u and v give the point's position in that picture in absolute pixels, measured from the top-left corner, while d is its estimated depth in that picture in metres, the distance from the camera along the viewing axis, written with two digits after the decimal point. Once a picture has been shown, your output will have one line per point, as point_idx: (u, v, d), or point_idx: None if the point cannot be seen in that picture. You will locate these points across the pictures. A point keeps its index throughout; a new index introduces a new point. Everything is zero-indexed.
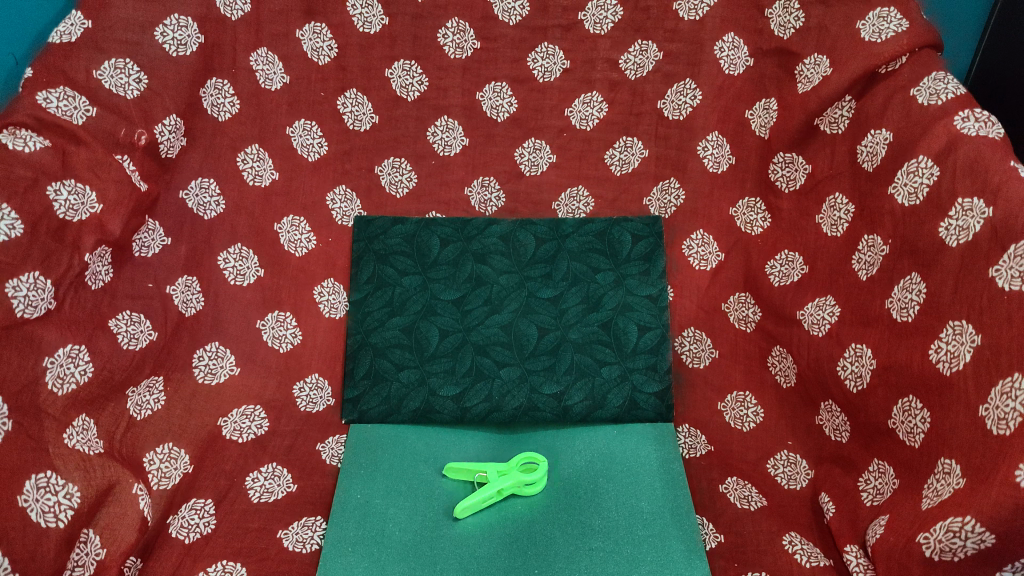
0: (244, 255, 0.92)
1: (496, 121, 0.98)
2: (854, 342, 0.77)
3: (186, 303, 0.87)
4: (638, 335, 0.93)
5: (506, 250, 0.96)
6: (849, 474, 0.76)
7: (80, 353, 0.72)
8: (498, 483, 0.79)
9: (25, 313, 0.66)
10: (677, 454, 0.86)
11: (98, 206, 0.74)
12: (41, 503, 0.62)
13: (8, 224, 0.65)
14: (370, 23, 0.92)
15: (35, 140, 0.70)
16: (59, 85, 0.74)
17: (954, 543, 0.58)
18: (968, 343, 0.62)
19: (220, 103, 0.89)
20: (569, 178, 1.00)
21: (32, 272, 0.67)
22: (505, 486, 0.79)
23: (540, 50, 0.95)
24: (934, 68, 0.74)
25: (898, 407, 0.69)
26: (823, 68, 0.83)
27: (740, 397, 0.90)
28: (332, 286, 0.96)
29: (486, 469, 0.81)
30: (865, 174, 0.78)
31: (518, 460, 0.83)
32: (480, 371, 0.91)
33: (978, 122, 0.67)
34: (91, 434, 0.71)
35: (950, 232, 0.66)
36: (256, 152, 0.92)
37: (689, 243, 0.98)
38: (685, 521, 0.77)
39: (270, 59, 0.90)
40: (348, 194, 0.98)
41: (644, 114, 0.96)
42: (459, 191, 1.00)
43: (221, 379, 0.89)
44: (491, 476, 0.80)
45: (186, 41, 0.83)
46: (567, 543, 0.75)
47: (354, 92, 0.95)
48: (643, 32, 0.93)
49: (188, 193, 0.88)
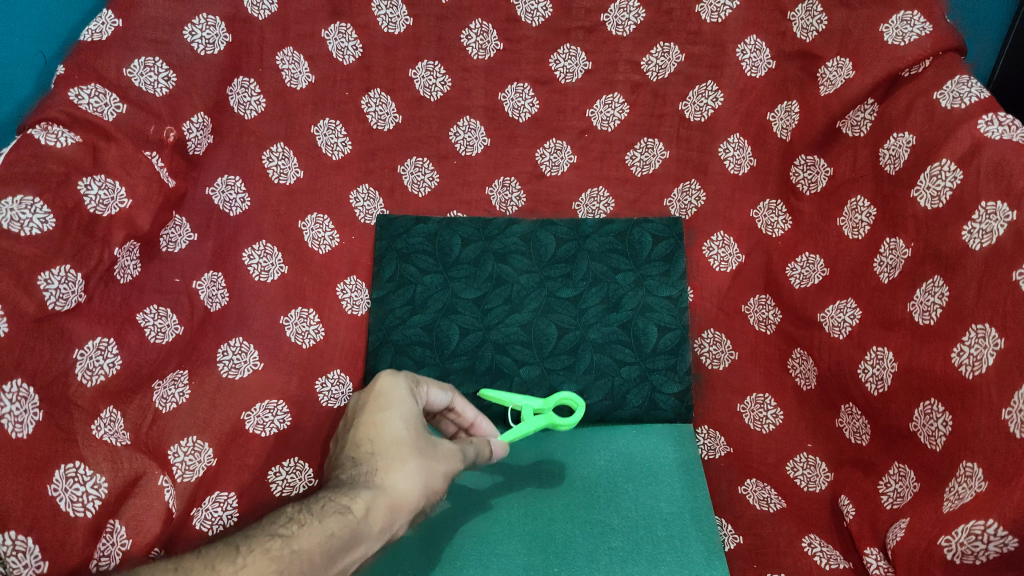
0: (269, 252, 0.92)
1: (518, 122, 1.00)
2: (875, 344, 0.77)
3: (212, 297, 0.86)
4: (657, 336, 0.92)
5: (526, 250, 0.97)
6: (868, 476, 0.75)
7: (109, 345, 0.73)
8: (533, 422, 0.82)
9: (57, 305, 0.67)
10: (696, 454, 0.86)
11: (127, 201, 0.75)
12: (70, 493, 0.63)
13: (41, 217, 0.67)
14: (394, 24, 0.96)
15: (67, 136, 0.72)
16: (91, 82, 0.76)
17: (976, 547, 0.58)
18: (991, 346, 0.62)
19: (247, 101, 0.91)
20: (590, 178, 1.00)
21: (63, 266, 0.68)
22: (538, 424, 0.82)
23: (562, 51, 0.98)
24: (958, 71, 0.74)
25: (920, 410, 0.69)
26: (846, 71, 0.83)
27: (759, 399, 0.90)
28: (354, 282, 0.97)
29: (519, 405, 0.84)
30: (888, 177, 0.78)
31: (553, 402, 0.86)
32: (500, 369, 0.91)
33: (1002, 126, 0.67)
34: (118, 426, 0.72)
35: (974, 235, 0.66)
36: (281, 150, 0.94)
37: (710, 244, 0.97)
38: (704, 521, 0.79)
39: (296, 58, 0.93)
40: (370, 192, 0.99)
41: (666, 116, 0.98)
42: (480, 191, 1.01)
43: (244, 374, 0.86)
44: (527, 415, 0.83)
45: (215, 40, 0.85)
46: (587, 543, 0.78)
47: (378, 92, 0.98)
48: (666, 34, 0.96)
49: (214, 190, 0.88)
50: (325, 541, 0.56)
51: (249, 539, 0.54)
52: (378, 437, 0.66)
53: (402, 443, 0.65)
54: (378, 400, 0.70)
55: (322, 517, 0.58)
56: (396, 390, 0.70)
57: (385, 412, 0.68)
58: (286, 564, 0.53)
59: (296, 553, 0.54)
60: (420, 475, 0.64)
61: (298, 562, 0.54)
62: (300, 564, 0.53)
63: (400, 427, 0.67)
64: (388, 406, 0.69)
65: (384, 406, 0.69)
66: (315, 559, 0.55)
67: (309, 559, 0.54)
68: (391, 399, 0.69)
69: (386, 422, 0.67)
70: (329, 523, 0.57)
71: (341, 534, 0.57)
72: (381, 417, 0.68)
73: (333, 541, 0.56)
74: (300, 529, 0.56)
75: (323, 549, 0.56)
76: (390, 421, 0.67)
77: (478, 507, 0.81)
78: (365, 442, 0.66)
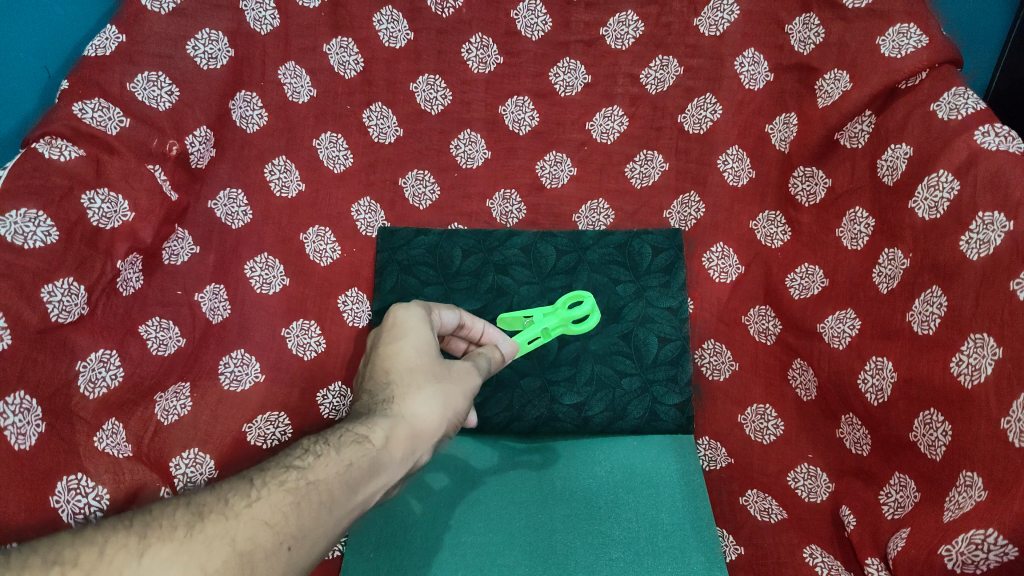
0: (270, 265, 0.92)
1: (518, 135, 1.01)
2: (875, 355, 0.77)
3: (213, 310, 0.87)
4: (658, 347, 0.92)
5: (528, 261, 0.96)
6: (869, 487, 0.75)
7: (111, 358, 0.74)
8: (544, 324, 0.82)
9: (60, 317, 0.68)
10: (697, 466, 0.86)
11: (130, 214, 0.76)
12: (72, 504, 0.65)
13: (45, 230, 0.68)
14: (395, 38, 0.97)
15: (71, 150, 0.73)
16: (94, 96, 0.76)
17: (976, 556, 0.58)
18: (990, 355, 0.62)
19: (249, 115, 0.92)
20: (590, 191, 1.01)
21: (67, 278, 0.69)
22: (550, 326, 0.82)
23: (562, 65, 0.99)
24: (954, 83, 0.74)
25: (920, 420, 0.70)
26: (843, 83, 0.84)
27: (760, 409, 0.90)
28: (356, 294, 0.96)
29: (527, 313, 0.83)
30: (886, 188, 0.78)
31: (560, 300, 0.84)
32: (501, 380, 0.91)
33: (998, 137, 0.67)
34: (120, 438, 0.73)
35: (971, 245, 0.66)
36: (283, 163, 0.95)
37: (710, 255, 0.98)
38: (704, 532, 0.79)
39: (297, 72, 0.94)
40: (372, 206, 0.99)
41: (665, 129, 0.99)
42: (480, 204, 1.01)
43: (247, 386, 0.86)
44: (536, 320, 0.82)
45: (217, 54, 0.86)
46: (588, 554, 0.78)
47: (379, 105, 0.99)
48: (664, 48, 0.97)
49: (217, 203, 0.90)
50: (341, 473, 0.51)
51: (265, 471, 0.50)
52: (393, 366, 0.60)
53: (416, 370, 0.60)
54: (391, 328, 0.64)
55: (339, 448, 0.53)
56: (409, 318, 0.64)
57: (400, 339, 0.62)
58: (301, 497, 0.48)
59: (311, 485, 0.49)
60: (438, 401, 0.59)
61: (314, 494, 0.49)
62: (316, 496, 0.49)
63: (415, 353, 0.61)
64: (401, 334, 0.63)
65: (396, 334, 0.63)
66: (332, 490, 0.50)
67: (325, 490, 0.49)
68: (403, 326, 0.63)
69: (401, 349, 0.61)
70: (345, 454, 0.52)
71: (360, 464, 0.52)
72: (394, 346, 0.62)
73: (349, 471, 0.51)
74: (316, 460, 0.51)
75: (341, 480, 0.51)
76: (404, 349, 0.61)
77: (480, 518, 0.81)
78: (380, 371, 0.61)
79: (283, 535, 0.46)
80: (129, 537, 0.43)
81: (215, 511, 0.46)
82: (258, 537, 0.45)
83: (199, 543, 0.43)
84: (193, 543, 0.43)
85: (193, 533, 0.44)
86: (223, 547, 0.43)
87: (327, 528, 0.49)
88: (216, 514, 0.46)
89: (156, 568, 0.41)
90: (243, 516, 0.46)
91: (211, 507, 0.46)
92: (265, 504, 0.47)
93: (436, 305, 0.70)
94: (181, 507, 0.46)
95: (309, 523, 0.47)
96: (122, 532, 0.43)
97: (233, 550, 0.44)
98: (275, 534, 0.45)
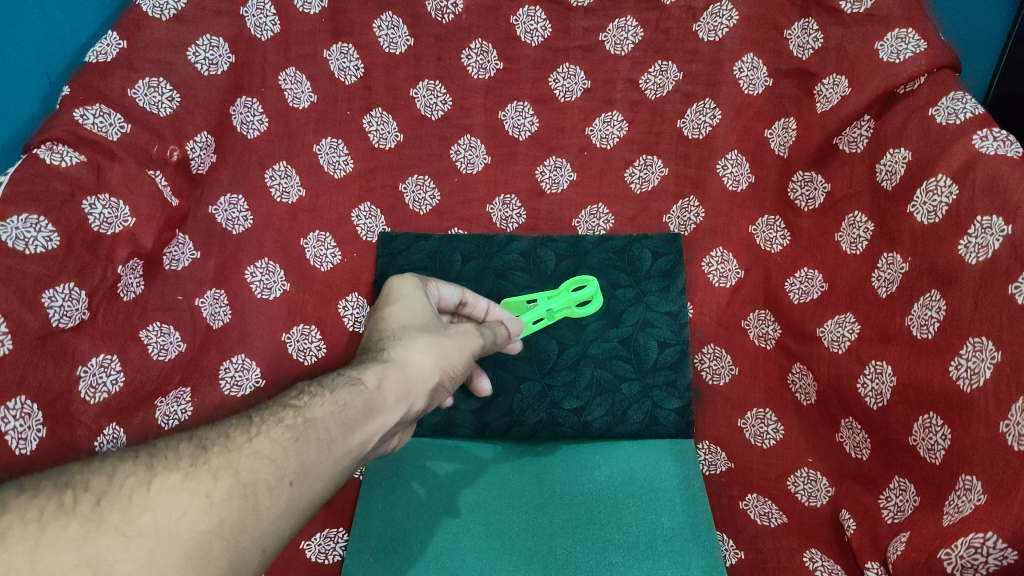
0: (270, 270, 0.93)
1: (518, 140, 1.01)
2: (874, 359, 0.77)
3: (214, 315, 0.87)
4: (658, 351, 0.92)
5: (527, 266, 0.96)
6: (869, 491, 0.75)
7: (112, 363, 0.75)
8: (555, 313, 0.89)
9: (61, 322, 0.70)
10: (697, 470, 0.86)
11: (131, 219, 0.77)
12: None
13: (46, 236, 0.68)
14: (395, 43, 0.98)
15: (71, 155, 0.73)
16: (95, 102, 0.77)
17: (976, 560, 0.58)
18: (988, 359, 0.62)
19: (249, 121, 0.93)
20: (589, 196, 1.01)
21: (67, 283, 0.70)
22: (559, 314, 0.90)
23: (561, 70, 1.00)
24: (953, 88, 0.74)
25: (919, 424, 0.70)
26: (841, 88, 0.84)
27: (760, 413, 0.90)
28: (356, 300, 0.95)
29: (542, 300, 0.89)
30: (885, 193, 0.79)
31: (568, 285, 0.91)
32: (501, 385, 0.92)
33: (996, 141, 0.67)
34: (121, 443, 0.75)
35: (970, 249, 0.66)
36: (284, 169, 0.95)
37: (709, 260, 0.98)
38: (705, 536, 0.79)
39: (298, 78, 0.95)
40: (372, 211, 0.99)
41: (664, 134, 0.99)
42: (481, 209, 1.01)
43: (248, 391, 0.86)
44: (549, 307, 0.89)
45: (218, 60, 0.86)
46: (588, 558, 0.78)
47: (379, 111, 0.99)
48: (663, 53, 0.97)
49: (217, 209, 0.90)
50: (338, 411, 0.50)
51: (266, 408, 0.50)
52: (387, 325, 0.63)
53: (407, 327, 0.62)
54: (386, 298, 0.67)
55: (334, 390, 0.52)
56: (404, 288, 0.68)
57: (394, 305, 0.66)
58: (300, 433, 0.48)
59: (310, 422, 0.49)
60: (432, 351, 0.60)
61: (314, 432, 0.48)
62: (316, 434, 0.48)
63: (408, 314, 0.64)
64: (394, 300, 0.66)
65: (390, 301, 0.66)
66: (331, 429, 0.49)
67: (325, 427, 0.49)
68: (397, 294, 0.67)
69: (394, 312, 0.65)
70: (339, 394, 0.52)
71: (356, 403, 0.52)
72: (388, 310, 0.65)
73: (346, 410, 0.51)
74: (314, 399, 0.51)
75: (337, 419, 0.50)
76: (397, 311, 0.65)
77: (480, 524, 0.81)
78: (375, 331, 0.63)
79: (285, 471, 0.45)
80: (136, 467, 0.43)
81: (218, 445, 0.46)
82: (259, 470, 0.44)
83: (202, 475, 0.43)
84: (198, 474, 0.43)
85: (197, 464, 0.43)
86: (227, 478, 0.43)
87: (327, 465, 0.48)
88: (219, 449, 0.45)
89: (161, 496, 0.41)
90: (245, 451, 0.45)
91: (214, 441, 0.46)
92: (265, 440, 0.46)
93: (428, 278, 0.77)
94: (182, 441, 0.46)
95: (309, 459, 0.47)
96: (128, 463, 0.43)
97: (236, 482, 0.43)
98: (276, 469, 0.45)
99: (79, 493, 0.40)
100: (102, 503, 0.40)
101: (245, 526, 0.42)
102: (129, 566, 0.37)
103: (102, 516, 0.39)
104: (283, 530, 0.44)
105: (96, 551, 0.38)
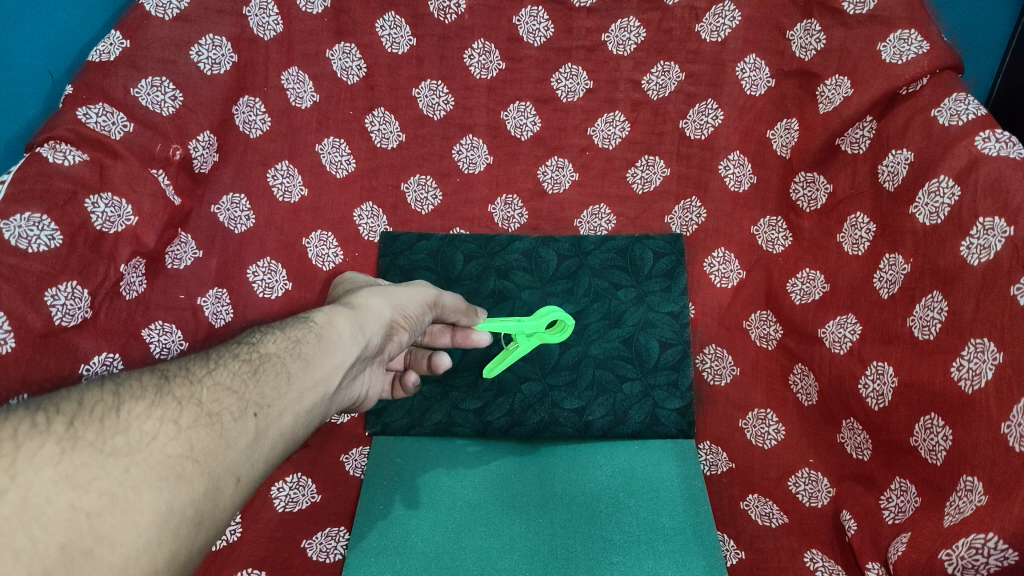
0: (273, 269, 0.94)
1: (520, 140, 1.01)
2: (875, 360, 0.77)
3: (216, 314, 0.87)
4: (660, 351, 0.92)
5: (529, 266, 0.97)
6: (870, 491, 0.75)
7: (114, 361, 0.76)
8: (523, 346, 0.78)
9: (63, 320, 0.70)
10: (699, 471, 0.86)
11: (133, 218, 0.77)
12: None
13: (48, 234, 0.69)
14: (398, 43, 0.98)
15: (74, 154, 0.73)
16: (98, 101, 0.77)
17: (977, 560, 0.58)
18: (990, 360, 0.62)
19: (252, 120, 0.92)
20: (591, 196, 1.02)
21: (70, 281, 0.70)
22: (533, 344, 0.79)
23: (563, 70, 0.99)
24: (955, 89, 0.74)
25: (920, 425, 0.69)
26: (843, 89, 0.84)
27: (762, 414, 0.90)
28: None
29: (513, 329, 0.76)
30: (887, 193, 0.78)
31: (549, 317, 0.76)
32: (502, 386, 0.91)
33: (999, 142, 0.67)
34: None
35: (971, 250, 0.66)
36: (286, 168, 0.95)
37: (711, 260, 0.99)
38: (706, 537, 0.79)
39: (301, 78, 0.94)
40: (374, 211, 1.00)
41: (666, 134, 0.99)
42: (482, 209, 1.02)
43: None
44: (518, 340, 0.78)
45: (220, 60, 0.86)
46: (589, 558, 0.78)
47: (382, 111, 0.99)
48: (666, 54, 0.97)
49: (219, 207, 0.90)
50: (293, 345, 0.54)
51: (221, 348, 0.54)
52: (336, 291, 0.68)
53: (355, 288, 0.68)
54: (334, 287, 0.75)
55: (287, 329, 0.56)
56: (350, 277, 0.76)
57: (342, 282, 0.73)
58: (258, 367, 0.52)
59: (264, 358, 0.53)
60: (382, 298, 0.65)
61: (269, 366, 0.52)
62: (272, 367, 0.52)
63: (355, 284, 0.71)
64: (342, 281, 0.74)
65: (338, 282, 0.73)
66: (288, 363, 0.53)
67: (280, 362, 0.53)
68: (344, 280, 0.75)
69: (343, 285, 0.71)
70: (294, 333, 0.56)
71: (310, 337, 0.56)
72: None
73: (300, 346, 0.54)
74: (267, 339, 0.55)
75: (294, 353, 0.54)
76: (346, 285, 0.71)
77: (480, 525, 0.82)
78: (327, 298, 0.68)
79: (247, 401, 0.49)
80: (103, 394, 0.46)
81: (179, 377, 0.49)
82: (220, 401, 0.48)
83: (169, 403, 0.47)
84: (164, 402, 0.47)
85: (162, 394, 0.47)
86: (191, 407, 0.47)
87: (289, 396, 0.52)
88: (182, 380, 0.49)
89: (131, 421, 0.45)
90: (206, 384, 0.49)
91: (176, 373, 0.50)
92: (224, 373, 0.51)
93: (348, 274, 0.84)
94: (145, 372, 0.49)
95: (269, 392, 0.51)
96: (94, 390, 0.47)
97: (200, 411, 0.47)
98: (237, 401, 0.49)
99: (52, 414, 0.44)
100: (76, 424, 0.44)
101: (213, 449, 0.45)
102: (104, 480, 0.41)
103: (76, 436, 0.43)
104: (253, 456, 0.48)
105: (74, 466, 0.41)
